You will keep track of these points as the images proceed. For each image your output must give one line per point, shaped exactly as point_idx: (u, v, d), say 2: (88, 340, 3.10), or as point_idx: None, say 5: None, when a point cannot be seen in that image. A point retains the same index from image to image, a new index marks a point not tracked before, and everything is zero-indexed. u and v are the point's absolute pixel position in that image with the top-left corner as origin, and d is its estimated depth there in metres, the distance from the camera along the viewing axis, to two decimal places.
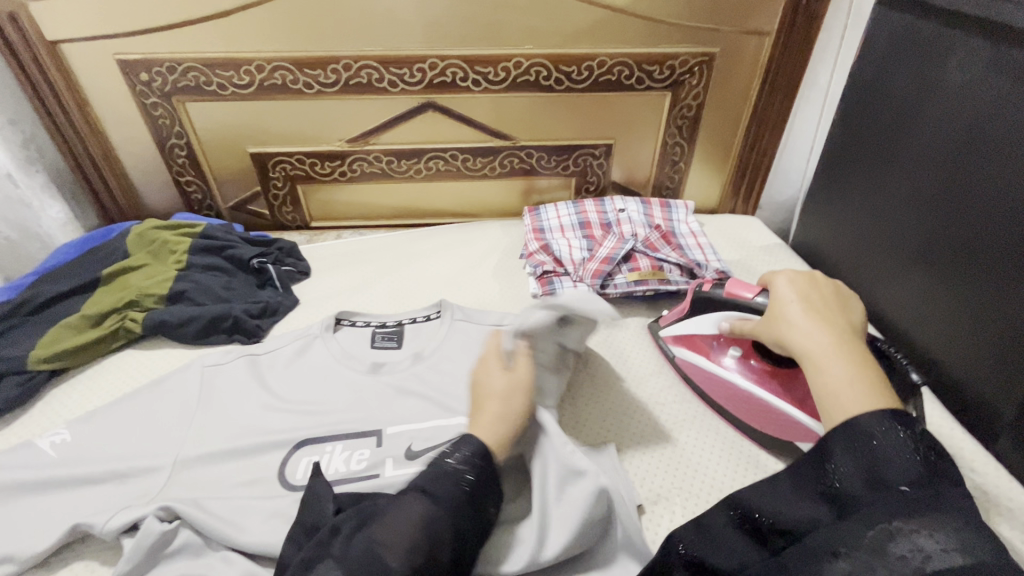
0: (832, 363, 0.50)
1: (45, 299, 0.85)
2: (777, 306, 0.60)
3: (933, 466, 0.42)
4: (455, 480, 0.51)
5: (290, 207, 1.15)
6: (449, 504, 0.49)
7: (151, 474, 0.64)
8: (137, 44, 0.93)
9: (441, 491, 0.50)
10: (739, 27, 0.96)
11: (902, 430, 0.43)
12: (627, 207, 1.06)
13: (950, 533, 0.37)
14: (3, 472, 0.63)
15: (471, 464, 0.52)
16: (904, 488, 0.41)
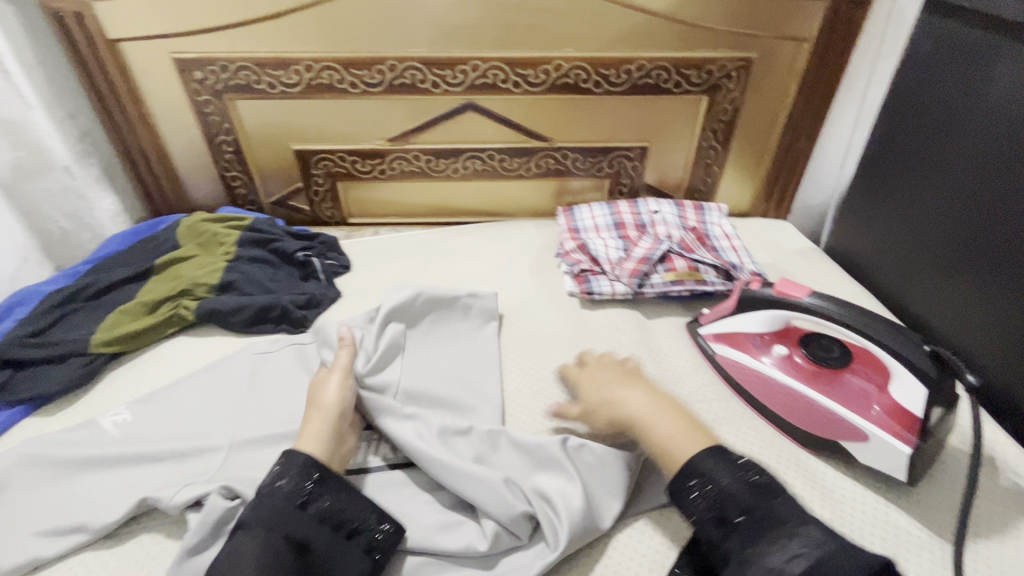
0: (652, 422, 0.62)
1: (102, 286, 0.89)
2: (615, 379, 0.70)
3: (757, 490, 0.53)
4: (291, 500, 0.55)
5: (330, 203, 1.18)
6: (274, 526, 0.53)
7: (209, 454, 0.67)
8: (192, 43, 0.97)
9: (267, 517, 0.54)
10: (779, 33, 0.97)
11: (722, 471, 0.55)
12: (661, 209, 1.08)
13: (796, 546, 0.49)
14: (71, 447, 0.67)
15: (304, 477, 0.57)
16: (746, 517, 0.52)
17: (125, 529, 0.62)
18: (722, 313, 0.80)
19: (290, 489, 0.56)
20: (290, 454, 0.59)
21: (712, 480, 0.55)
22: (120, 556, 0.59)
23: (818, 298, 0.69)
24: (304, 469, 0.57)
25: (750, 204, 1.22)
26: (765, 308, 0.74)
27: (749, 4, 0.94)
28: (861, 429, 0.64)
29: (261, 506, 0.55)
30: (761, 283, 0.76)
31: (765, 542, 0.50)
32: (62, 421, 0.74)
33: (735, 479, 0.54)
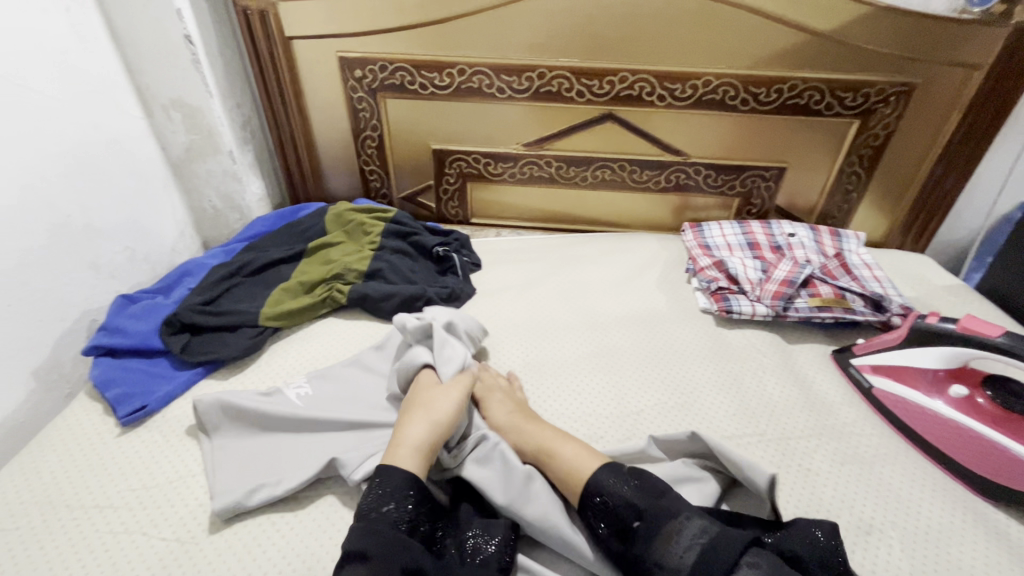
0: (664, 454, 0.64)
1: (262, 264, 0.95)
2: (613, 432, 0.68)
3: (643, 492, 0.55)
4: (389, 525, 0.54)
5: (457, 202, 1.23)
6: (388, 552, 0.51)
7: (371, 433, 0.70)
8: (358, 43, 1.03)
9: (379, 545, 0.52)
10: (948, 59, 0.93)
11: (614, 483, 0.57)
12: (797, 232, 1.05)
13: (692, 536, 0.51)
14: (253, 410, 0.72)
15: (390, 499, 0.56)
16: (636, 522, 0.54)
17: (303, 493, 0.66)
18: (887, 344, 0.77)
19: (387, 514, 0.55)
20: (386, 473, 0.58)
21: (608, 494, 0.56)
22: (301, 517, 0.63)
23: (1015, 337, 0.64)
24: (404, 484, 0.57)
25: (884, 235, 1.17)
26: (943, 344, 0.71)
27: (919, 28, 0.91)
28: None
29: (368, 534, 0.53)
30: (938, 316, 0.72)
31: (660, 540, 0.52)
32: (234, 385, 0.80)
33: (630, 487, 0.56)
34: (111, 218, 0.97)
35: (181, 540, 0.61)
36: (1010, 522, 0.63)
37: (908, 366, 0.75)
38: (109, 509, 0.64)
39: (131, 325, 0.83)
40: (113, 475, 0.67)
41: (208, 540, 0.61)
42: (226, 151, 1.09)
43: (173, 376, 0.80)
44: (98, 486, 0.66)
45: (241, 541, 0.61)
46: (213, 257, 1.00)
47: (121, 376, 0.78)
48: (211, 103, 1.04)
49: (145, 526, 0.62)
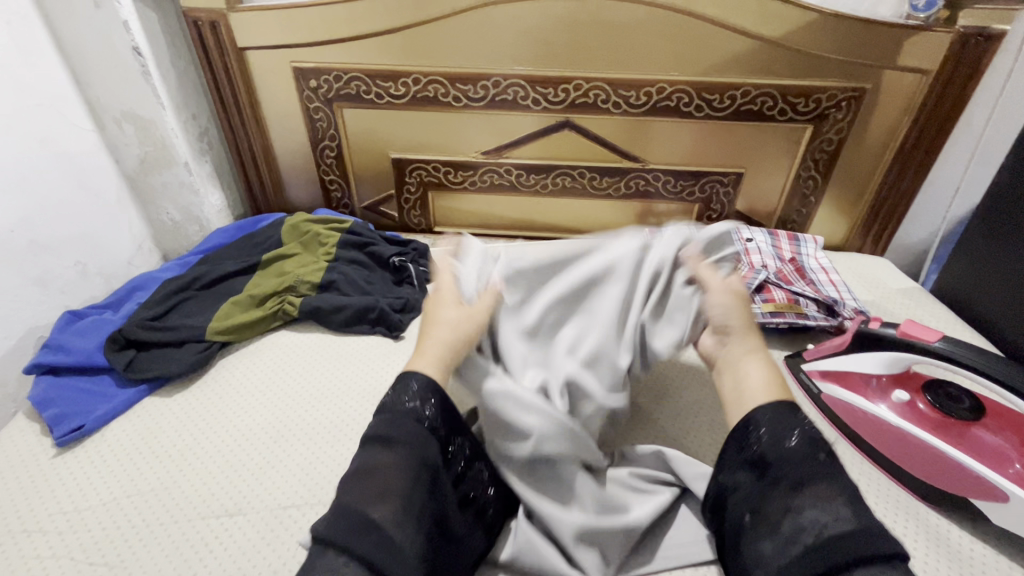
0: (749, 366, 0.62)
1: (212, 278, 0.94)
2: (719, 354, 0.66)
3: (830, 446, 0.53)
4: (409, 415, 0.53)
5: (419, 211, 1.23)
6: (406, 442, 0.52)
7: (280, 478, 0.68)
8: (312, 53, 1.02)
9: (399, 432, 0.52)
10: (899, 64, 0.93)
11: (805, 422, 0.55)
12: (754, 236, 1.05)
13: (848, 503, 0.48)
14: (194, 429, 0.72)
15: (422, 400, 0.55)
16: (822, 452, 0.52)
17: (240, 513, 0.64)
18: (833, 350, 0.77)
19: (413, 410, 0.54)
20: (403, 379, 0.57)
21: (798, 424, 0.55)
22: (236, 538, 0.62)
23: (950, 343, 0.64)
24: (431, 391, 0.56)
25: (845, 238, 1.17)
26: (884, 348, 0.70)
27: (867, 34, 0.91)
28: (998, 487, 0.60)
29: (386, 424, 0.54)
30: (880, 321, 0.72)
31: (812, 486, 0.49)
32: (177, 402, 0.79)
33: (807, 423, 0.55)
34: (61, 233, 0.95)
35: (110, 565, 0.59)
36: (948, 526, 0.63)
37: (853, 371, 0.75)
38: (38, 535, 0.62)
39: (76, 343, 0.81)
40: (46, 498, 0.66)
41: (139, 565, 0.59)
42: (181, 163, 1.08)
43: (116, 395, 0.78)
44: (28, 512, 0.64)
45: (171, 566, 0.59)
46: (165, 270, 0.99)
47: (62, 395, 0.76)
48: (164, 115, 1.02)
49: (73, 551, 0.61)
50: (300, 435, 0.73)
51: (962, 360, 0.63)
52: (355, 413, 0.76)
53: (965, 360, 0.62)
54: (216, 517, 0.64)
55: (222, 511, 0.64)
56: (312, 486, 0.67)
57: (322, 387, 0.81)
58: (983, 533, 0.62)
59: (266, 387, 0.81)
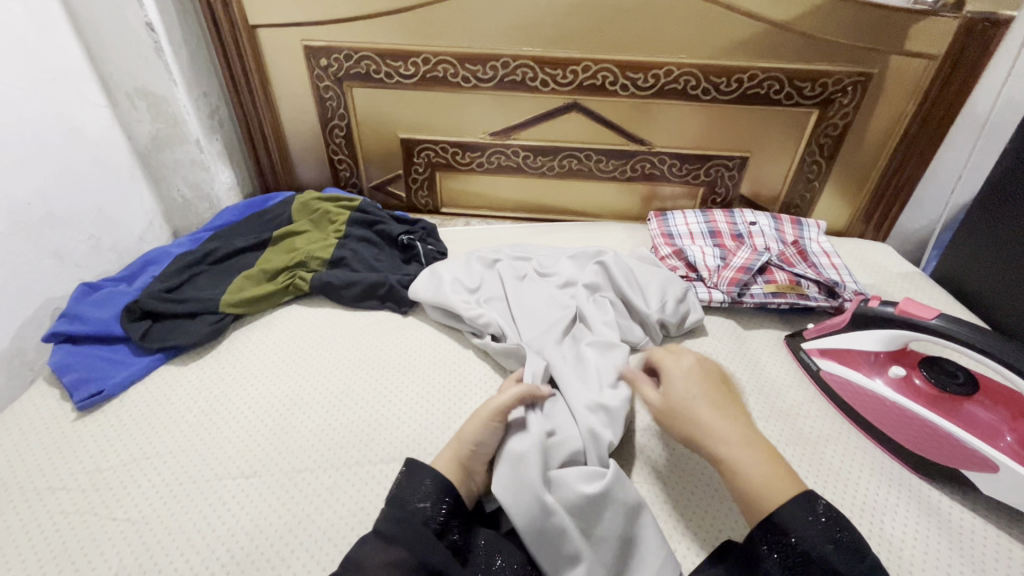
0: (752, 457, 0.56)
1: (225, 252, 0.96)
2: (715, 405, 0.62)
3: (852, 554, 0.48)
4: (418, 519, 0.54)
5: (426, 192, 1.24)
6: (409, 538, 0.51)
7: (295, 444, 0.70)
8: (322, 31, 1.03)
9: (402, 530, 0.52)
10: (905, 48, 0.94)
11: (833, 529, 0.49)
12: (758, 220, 1.07)
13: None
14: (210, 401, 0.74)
15: (423, 496, 0.55)
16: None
17: (255, 474, 0.67)
18: (832, 329, 0.79)
19: (420, 510, 0.54)
20: (414, 472, 0.58)
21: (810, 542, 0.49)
22: (251, 498, 0.64)
23: (947, 319, 0.66)
24: (434, 492, 0.56)
25: (847, 223, 1.19)
26: (883, 326, 0.72)
27: (874, 18, 0.92)
28: (989, 459, 0.62)
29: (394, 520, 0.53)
30: (880, 299, 0.74)
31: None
32: (192, 371, 0.81)
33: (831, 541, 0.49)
34: (75, 207, 0.96)
35: (132, 520, 0.62)
36: (939, 496, 0.65)
37: (853, 349, 0.76)
38: (62, 492, 0.65)
39: (92, 312, 0.83)
40: (68, 458, 0.68)
41: (159, 522, 0.62)
42: (193, 140, 1.09)
43: (132, 362, 0.80)
44: (51, 472, 0.67)
45: (191, 523, 0.62)
46: (177, 245, 1.00)
47: (80, 362, 0.78)
48: (176, 92, 1.03)
49: (96, 507, 0.63)
50: (312, 403, 0.75)
51: (958, 336, 0.64)
52: (366, 384, 0.79)
53: (962, 337, 0.64)
54: (233, 478, 0.66)
55: (238, 472, 0.67)
56: (325, 451, 0.69)
57: (334, 359, 0.83)
58: (973, 503, 0.64)
59: (278, 358, 0.83)
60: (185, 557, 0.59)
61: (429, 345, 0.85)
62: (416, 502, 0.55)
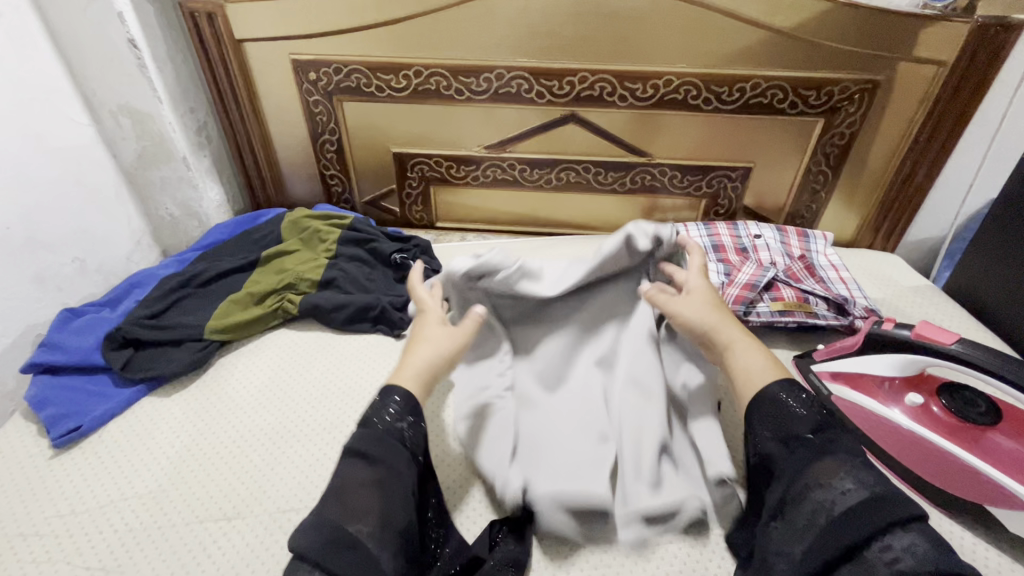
0: (744, 346, 0.62)
1: (212, 275, 0.92)
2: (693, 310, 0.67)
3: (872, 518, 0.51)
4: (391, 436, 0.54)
5: (421, 206, 1.21)
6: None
7: (281, 484, 0.66)
8: (311, 45, 1.01)
9: (380, 449, 0.53)
10: (914, 55, 0.91)
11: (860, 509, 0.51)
12: (763, 233, 1.03)
13: None
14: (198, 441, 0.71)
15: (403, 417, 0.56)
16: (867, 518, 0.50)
17: (238, 516, 0.63)
18: (844, 351, 0.75)
19: (386, 427, 0.54)
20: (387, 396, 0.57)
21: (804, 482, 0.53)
22: (234, 542, 0.61)
23: (968, 346, 0.62)
24: (407, 407, 0.56)
25: (854, 234, 1.15)
26: (899, 350, 0.69)
27: (881, 24, 0.89)
28: (1015, 495, 0.59)
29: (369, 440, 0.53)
30: (893, 321, 0.70)
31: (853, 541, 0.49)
32: (177, 402, 0.78)
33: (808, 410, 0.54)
34: (58, 230, 0.93)
35: (106, 570, 0.58)
36: (963, 533, 0.61)
37: (865, 374, 0.72)
38: (35, 537, 0.61)
39: (72, 341, 0.80)
40: (42, 501, 0.65)
41: (136, 570, 0.58)
42: (180, 157, 1.06)
43: (113, 394, 0.77)
44: (26, 514, 0.64)
45: (170, 572, 0.58)
46: (164, 267, 0.97)
47: (58, 395, 0.75)
48: (161, 110, 1.00)
49: (70, 556, 0.60)
50: (300, 436, 0.72)
51: (980, 363, 0.61)
52: (357, 415, 0.75)
53: (985, 365, 0.60)
54: (216, 521, 0.63)
55: (222, 514, 0.63)
56: (313, 490, 0.66)
57: (323, 386, 0.80)
58: (998, 540, 0.60)
59: (265, 387, 0.80)
60: None
61: None
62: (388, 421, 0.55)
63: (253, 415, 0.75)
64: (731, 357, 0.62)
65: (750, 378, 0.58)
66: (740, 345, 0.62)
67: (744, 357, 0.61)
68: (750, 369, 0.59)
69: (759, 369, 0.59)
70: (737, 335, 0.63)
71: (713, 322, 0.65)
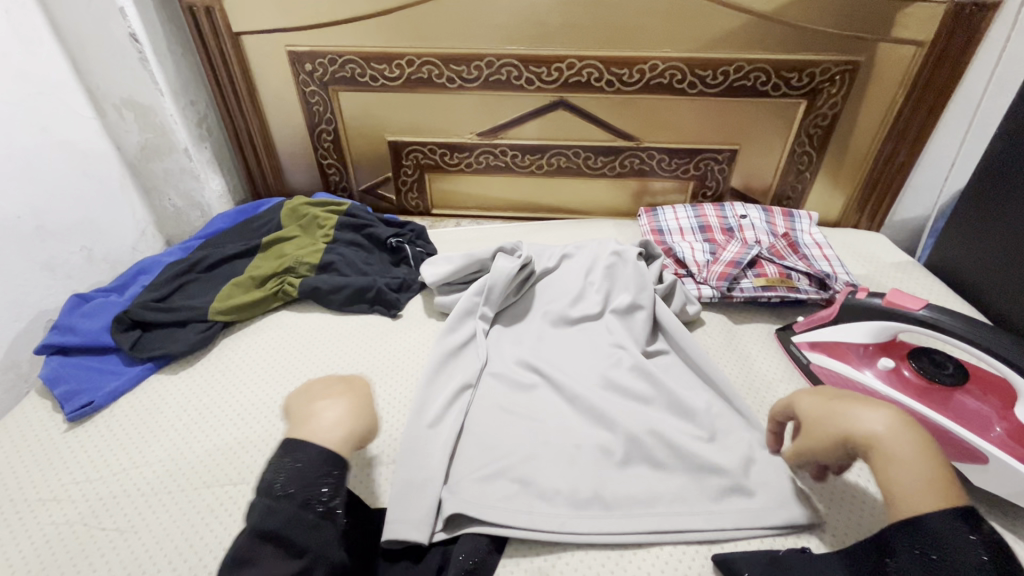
0: (902, 456, 0.48)
1: (214, 260, 0.96)
2: (811, 402, 0.57)
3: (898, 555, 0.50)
4: (310, 516, 0.50)
5: (416, 194, 1.24)
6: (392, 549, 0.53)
7: None
8: (307, 37, 1.04)
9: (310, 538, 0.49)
10: (892, 35, 0.93)
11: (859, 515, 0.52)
12: (749, 213, 1.06)
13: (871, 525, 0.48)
14: (208, 414, 0.75)
15: (322, 482, 0.52)
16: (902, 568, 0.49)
17: (244, 482, 0.67)
18: (821, 322, 0.78)
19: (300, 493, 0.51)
20: (293, 454, 0.53)
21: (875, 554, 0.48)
22: (241, 505, 0.64)
23: (934, 309, 0.66)
24: (320, 471, 0.53)
25: (839, 214, 1.18)
26: (870, 318, 0.71)
27: (859, 6, 0.91)
28: (979, 450, 0.61)
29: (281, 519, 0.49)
30: (867, 291, 0.73)
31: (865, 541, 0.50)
32: (185, 378, 0.81)
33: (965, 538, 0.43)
34: (67, 219, 0.97)
35: (121, 530, 0.62)
36: None
37: (841, 342, 0.75)
38: (52, 502, 0.65)
39: (84, 324, 0.83)
40: (58, 470, 0.69)
41: (149, 530, 0.62)
42: (181, 149, 1.09)
43: (123, 372, 0.81)
44: (44, 483, 0.67)
45: (181, 532, 0.62)
46: (169, 254, 1.01)
47: (71, 373, 0.78)
48: (162, 102, 1.03)
49: (86, 519, 0.63)
50: None
51: (945, 327, 0.64)
52: None
53: (948, 326, 0.64)
54: (223, 486, 0.66)
55: (229, 479, 0.67)
56: None
57: (323, 363, 0.83)
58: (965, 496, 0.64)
59: (269, 363, 0.83)
60: (173, 565, 0.59)
61: (419, 347, 0.85)
62: (307, 501, 0.51)
63: (259, 390, 0.79)
64: (882, 469, 0.49)
65: (907, 501, 0.47)
66: (896, 456, 0.48)
67: (892, 469, 0.48)
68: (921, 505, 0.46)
69: (922, 488, 0.46)
70: (899, 429, 0.50)
71: (856, 422, 0.52)
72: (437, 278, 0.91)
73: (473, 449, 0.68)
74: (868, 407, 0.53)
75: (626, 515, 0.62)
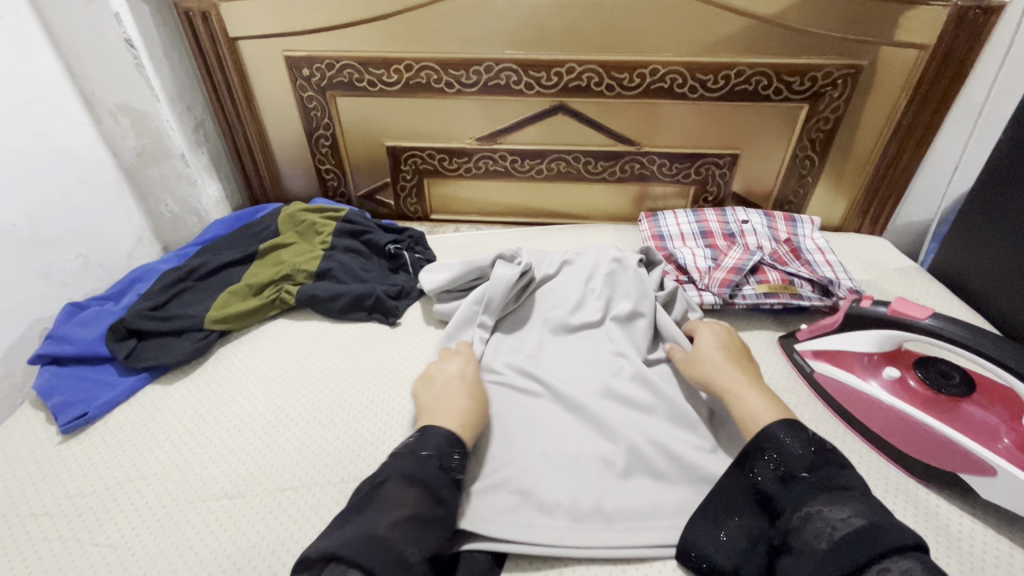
0: (745, 389, 0.65)
1: (210, 268, 0.95)
2: (698, 352, 0.73)
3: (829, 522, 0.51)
4: (434, 473, 0.56)
5: (415, 199, 1.23)
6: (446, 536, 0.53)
7: (278, 465, 0.69)
8: (304, 42, 1.03)
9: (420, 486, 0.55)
10: (895, 39, 0.92)
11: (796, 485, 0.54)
12: (750, 218, 1.05)
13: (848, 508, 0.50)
14: (203, 425, 0.74)
15: (446, 456, 0.58)
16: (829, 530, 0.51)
17: (239, 496, 0.66)
18: (824, 330, 0.77)
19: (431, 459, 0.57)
20: (428, 431, 0.61)
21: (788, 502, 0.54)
22: (236, 520, 0.63)
23: (940, 319, 0.64)
24: (449, 445, 0.60)
25: (843, 218, 1.17)
26: (876, 327, 0.70)
27: (862, 9, 0.90)
28: (986, 462, 0.60)
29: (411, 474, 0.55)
30: (871, 299, 0.72)
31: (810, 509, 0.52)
32: (179, 389, 0.80)
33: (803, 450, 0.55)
34: (63, 227, 0.96)
35: (114, 546, 0.61)
36: (939, 502, 0.63)
37: (844, 351, 0.75)
38: (45, 517, 0.64)
39: (78, 333, 0.82)
40: (51, 484, 0.68)
41: (143, 546, 0.61)
42: (178, 155, 1.08)
43: (118, 383, 0.80)
44: (36, 497, 0.66)
45: (175, 548, 0.61)
46: (165, 261, 1.00)
47: (65, 384, 0.77)
48: (158, 108, 1.02)
49: (79, 534, 0.62)
50: (300, 419, 0.75)
51: (953, 337, 0.63)
52: (351, 398, 0.77)
53: (954, 336, 0.63)
54: (217, 500, 0.65)
55: (224, 493, 0.66)
56: (310, 469, 0.68)
57: (321, 372, 0.82)
58: (972, 508, 0.62)
59: (266, 373, 0.82)
60: None
61: (417, 356, 0.84)
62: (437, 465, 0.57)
63: (255, 400, 0.78)
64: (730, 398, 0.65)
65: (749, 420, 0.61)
66: (745, 390, 0.65)
67: (741, 399, 0.64)
68: (753, 413, 0.61)
69: (760, 409, 0.62)
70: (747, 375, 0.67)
71: (722, 368, 0.69)
72: (435, 286, 0.90)
73: (471, 460, 0.67)
74: (732, 361, 0.70)
75: (626, 526, 0.61)
